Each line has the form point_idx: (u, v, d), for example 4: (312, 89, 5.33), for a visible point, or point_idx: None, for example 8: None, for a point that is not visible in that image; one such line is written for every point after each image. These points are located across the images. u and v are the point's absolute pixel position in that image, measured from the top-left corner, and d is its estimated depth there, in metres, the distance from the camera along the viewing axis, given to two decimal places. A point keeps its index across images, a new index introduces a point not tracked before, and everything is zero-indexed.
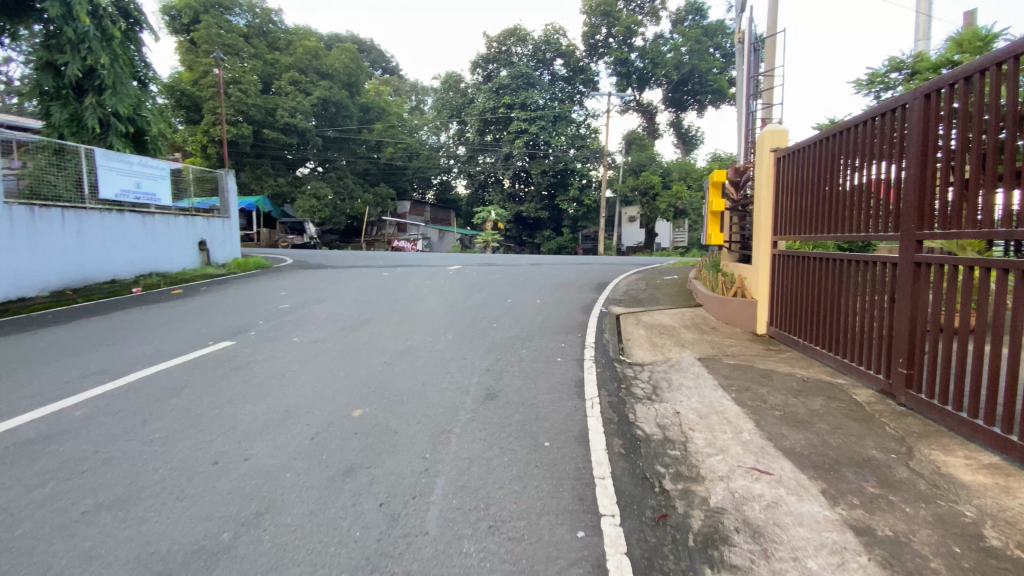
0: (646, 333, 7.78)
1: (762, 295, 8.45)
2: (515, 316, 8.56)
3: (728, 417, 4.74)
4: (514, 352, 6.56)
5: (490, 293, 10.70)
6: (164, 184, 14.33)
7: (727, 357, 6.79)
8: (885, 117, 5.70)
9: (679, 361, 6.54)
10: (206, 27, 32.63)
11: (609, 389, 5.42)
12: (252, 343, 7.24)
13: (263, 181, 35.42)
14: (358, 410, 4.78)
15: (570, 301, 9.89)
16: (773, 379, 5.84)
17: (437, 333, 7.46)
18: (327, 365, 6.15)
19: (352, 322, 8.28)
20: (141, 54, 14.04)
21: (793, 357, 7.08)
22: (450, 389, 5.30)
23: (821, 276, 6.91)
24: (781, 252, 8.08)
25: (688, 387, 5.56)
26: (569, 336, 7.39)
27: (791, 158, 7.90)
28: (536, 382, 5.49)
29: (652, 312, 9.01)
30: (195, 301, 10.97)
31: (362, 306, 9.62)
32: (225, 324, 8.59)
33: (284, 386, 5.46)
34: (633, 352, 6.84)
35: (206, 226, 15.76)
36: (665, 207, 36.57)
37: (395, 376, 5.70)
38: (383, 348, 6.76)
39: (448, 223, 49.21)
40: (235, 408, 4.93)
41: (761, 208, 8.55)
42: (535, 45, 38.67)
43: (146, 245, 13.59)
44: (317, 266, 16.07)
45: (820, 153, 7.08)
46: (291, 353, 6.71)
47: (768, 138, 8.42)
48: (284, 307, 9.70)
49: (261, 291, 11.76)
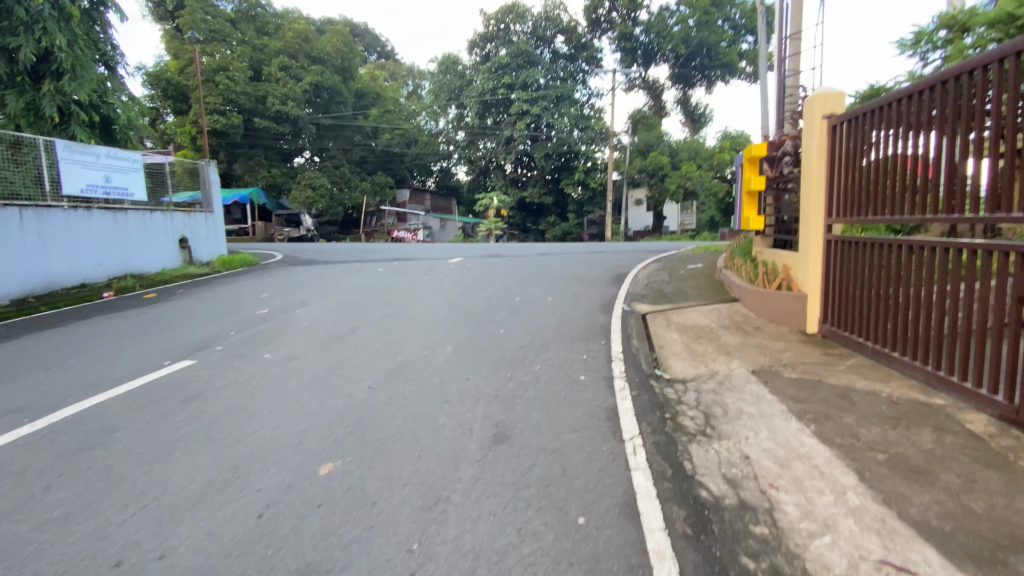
0: (681, 338, 6.57)
1: (813, 289, 7.24)
2: (526, 319, 7.37)
3: (818, 466, 3.58)
4: (526, 370, 5.38)
5: (495, 290, 9.50)
6: (139, 177, 13.18)
7: (786, 369, 5.57)
8: (925, 93, 5.36)
9: (730, 375, 5.37)
10: (190, 12, 31.14)
11: (652, 422, 4.23)
12: (217, 362, 6.09)
13: (256, 172, 34.23)
14: (327, 466, 3.64)
15: (586, 298, 8.68)
16: (855, 401, 4.64)
17: (434, 344, 6.31)
18: (301, 393, 5.01)
19: (339, 331, 7.15)
20: (106, 36, 12.71)
21: (861, 364, 5.90)
22: (450, 426, 4.15)
23: (874, 267, 6.05)
24: (837, 238, 6.86)
25: (752, 416, 4.39)
26: (590, 344, 6.21)
27: (851, 125, 6.62)
28: (559, 414, 4.32)
29: (683, 310, 7.78)
30: (167, 307, 9.84)
31: (350, 310, 8.45)
32: (189, 335, 7.42)
33: (241, 427, 4.33)
34: (670, 365, 5.64)
35: (187, 221, 14.58)
36: (675, 188, 35.16)
37: (381, 409, 4.54)
38: (369, 367, 5.62)
39: (449, 211, 47.96)
40: (170, 465, 3.77)
41: (810, 186, 7.32)
42: (535, 22, 36.98)
43: (120, 244, 12.45)
44: (307, 262, 14.90)
45: (834, 142, 6.94)
46: (258, 376, 5.55)
47: (819, 102, 7.13)
48: (262, 313, 8.54)
49: (242, 292, 10.61)
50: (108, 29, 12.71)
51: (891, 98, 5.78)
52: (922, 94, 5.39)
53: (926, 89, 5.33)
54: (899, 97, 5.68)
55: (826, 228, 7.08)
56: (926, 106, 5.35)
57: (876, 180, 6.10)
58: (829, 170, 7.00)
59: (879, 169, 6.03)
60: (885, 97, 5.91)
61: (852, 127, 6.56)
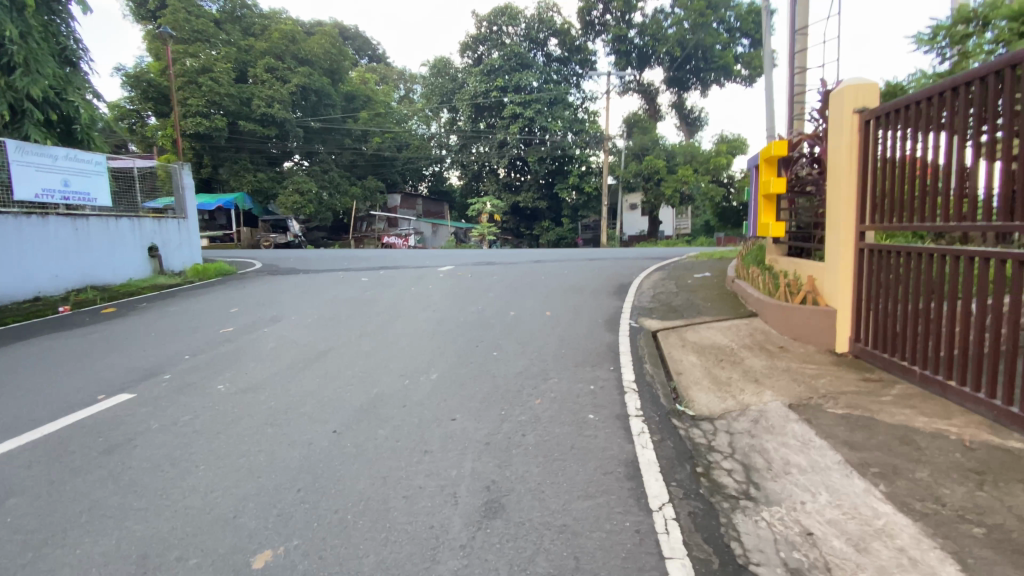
0: (700, 363, 5.72)
1: (842, 304, 6.47)
2: (522, 339, 6.52)
3: (906, 551, 2.75)
4: (524, 406, 4.52)
5: (487, 303, 8.65)
6: (103, 182, 12.23)
7: (828, 403, 4.74)
8: (942, 96, 5.10)
9: (764, 411, 4.54)
10: (172, 12, 30.30)
11: (682, 483, 3.39)
12: (159, 397, 5.17)
13: (242, 177, 33.18)
14: (266, 556, 2.77)
15: (588, 312, 7.85)
16: (922, 446, 3.83)
17: (416, 372, 5.42)
18: (251, 440, 4.13)
19: (311, 354, 6.28)
20: (67, 28, 11.77)
21: (910, 394, 5.11)
22: (429, 490, 3.29)
23: (903, 278, 5.53)
24: (871, 247, 6.10)
25: (802, 470, 3.57)
26: (597, 371, 5.36)
27: (887, 120, 5.89)
28: (565, 471, 3.47)
29: (697, 327, 6.95)
30: (125, 323, 8.93)
31: (326, 326, 7.57)
32: (139, 359, 6.52)
33: (166, 494, 3.45)
34: (692, 399, 4.81)
35: (158, 229, 13.64)
36: (671, 192, 34.48)
37: (344, 463, 3.66)
38: (338, 401, 4.74)
39: (441, 215, 47.13)
40: (62, 553, 2.90)
41: (839, 188, 6.55)
42: (528, 24, 36.34)
43: (79, 253, 11.53)
44: (288, 271, 13.97)
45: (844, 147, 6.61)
46: (204, 416, 4.65)
47: (849, 94, 6.38)
48: (227, 332, 7.61)
49: (210, 306, 9.68)
50: (68, 21, 11.78)
51: (905, 102, 5.52)
52: (937, 98, 5.14)
53: (942, 92, 5.08)
54: (913, 102, 5.43)
55: (859, 235, 6.31)
56: (942, 110, 5.09)
57: (894, 186, 5.76)
58: (862, 171, 6.24)
59: (897, 175, 5.70)
60: (907, 98, 5.52)
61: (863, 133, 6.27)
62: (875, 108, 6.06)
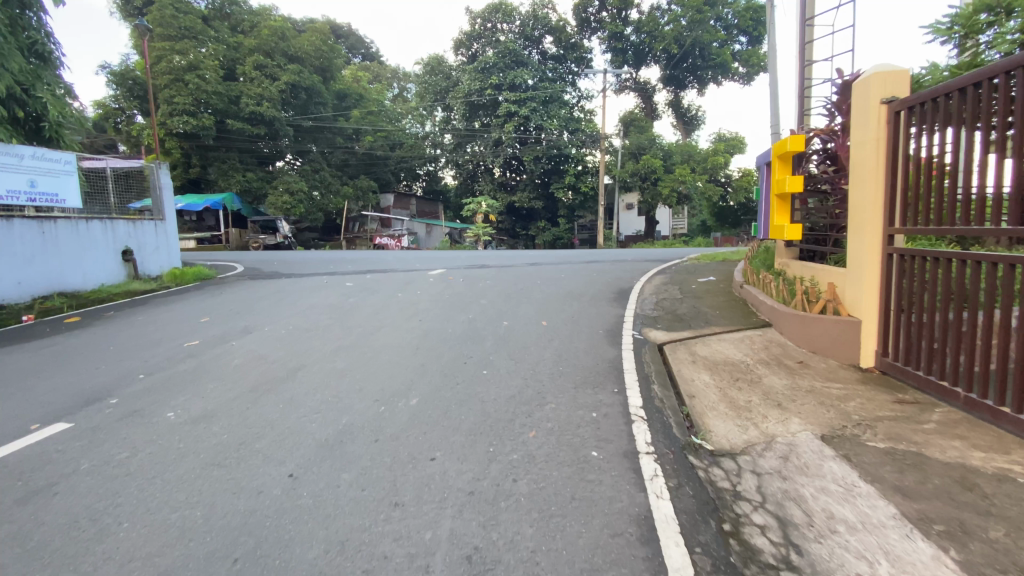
0: (712, 382, 5.08)
1: (868, 314, 5.86)
2: (514, 355, 5.86)
3: None
4: (515, 441, 3.86)
5: (478, 312, 7.99)
6: (73, 182, 11.28)
7: (865, 435, 4.12)
8: (975, 88, 4.60)
9: (793, 446, 3.92)
10: (159, 8, 29.53)
11: (708, 548, 2.78)
12: (95, 428, 4.49)
13: (230, 176, 32.22)
14: None
15: (587, 321, 7.23)
16: (988, 495, 3.23)
17: (395, 397, 4.77)
18: (190, 488, 3.47)
19: (279, 374, 5.61)
20: (39, 21, 10.83)
21: (954, 420, 4.50)
22: (396, 563, 2.65)
23: (937, 287, 4.95)
24: (900, 252, 5.50)
25: (850, 528, 2.95)
26: (599, 393, 4.73)
27: (913, 113, 5.38)
28: (564, 534, 2.83)
29: (707, 338, 6.29)
30: (85, 332, 8.24)
31: (301, 339, 6.91)
32: (87, 377, 5.85)
33: (73, 563, 2.80)
34: (710, 430, 4.17)
35: (132, 231, 12.90)
36: (668, 191, 33.88)
37: (296, 524, 3.01)
38: (301, 436, 4.09)
39: (435, 216, 46.47)
40: None
41: (864, 186, 5.97)
42: (523, 21, 35.69)
43: (46, 258, 10.80)
44: (271, 275, 13.31)
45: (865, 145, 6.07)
46: (142, 453, 3.99)
47: (876, 82, 5.79)
48: (190, 345, 6.93)
49: (180, 314, 8.99)
50: (41, 15, 10.83)
51: (932, 95, 5.02)
52: (971, 89, 4.63)
53: (975, 82, 4.57)
54: (942, 93, 4.92)
55: (887, 239, 5.71)
56: (975, 102, 4.58)
57: (923, 187, 5.21)
58: (892, 166, 5.65)
59: (925, 174, 5.17)
60: (935, 90, 5.01)
61: (886, 130, 5.74)
62: (899, 101, 5.55)
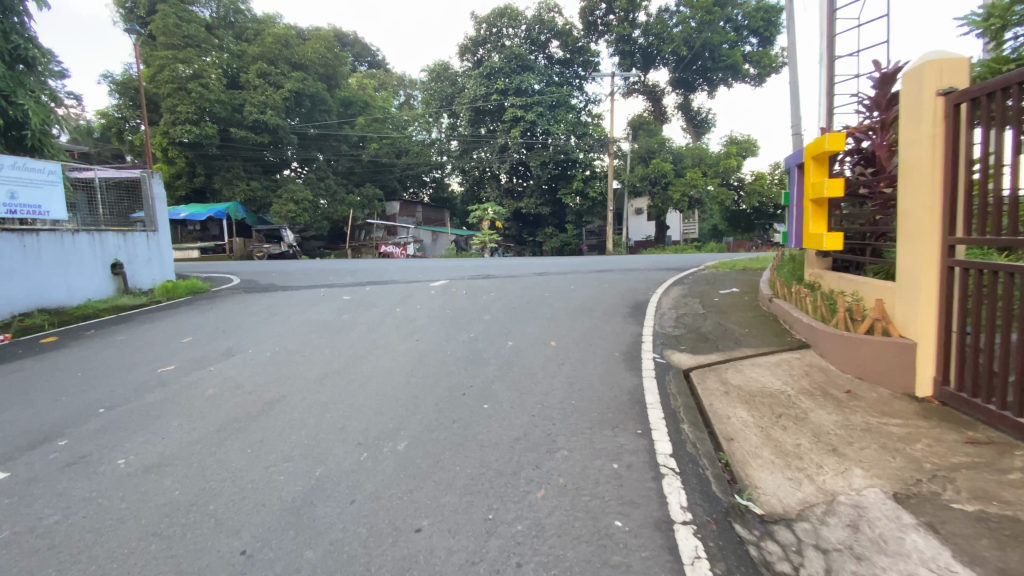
0: (751, 420, 4.35)
1: (924, 335, 5.12)
2: (520, 383, 5.15)
3: None
4: (520, 504, 3.17)
5: (481, 330, 7.30)
6: (58, 193, 10.89)
7: (946, 493, 3.39)
8: None
9: (862, 512, 3.20)
10: (162, 17, 29.35)
11: None
12: (33, 480, 3.86)
13: (234, 185, 31.96)
14: None
15: (601, 342, 6.52)
16: None
17: (381, 440, 4.07)
18: (118, 569, 2.81)
19: (254, 407, 4.95)
20: (23, 25, 10.35)
21: None
22: None
23: (1008, 307, 4.21)
24: (959, 265, 4.77)
25: None
26: (621, 435, 4.03)
27: (972, 107, 4.66)
28: None
29: (739, 363, 5.55)
30: (58, 354, 7.65)
31: (286, 364, 6.25)
32: (41, 412, 5.22)
33: None
34: (754, 485, 3.46)
35: (122, 243, 12.37)
36: (680, 196, 33.13)
37: None
38: (265, 495, 3.41)
39: (442, 223, 45.95)
40: None
41: (918, 189, 5.21)
42: (529, 25, 35.19)
43: (27, 273, 10.27)
44: (267, 288, 12.73)
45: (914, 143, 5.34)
46: (75, 517, 3.34)
47: (930, 70, 5.07)
48: (165, 371, 6.30)
49: (162, 334, 8.37)
50: (26, 19, 10.37)
51: (997, 85, 4.30)
52: None
53: None
54: (1007, 83, 4.21)
55: (948, 249, 4.93)
56: None
57: (986, 191, 4.49)
58: (951, 165, 4.89)
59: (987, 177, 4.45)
60: (1000, 79, 4.30)
61: (939, 127, 5.03)
62: (955, 94, 4.83)
